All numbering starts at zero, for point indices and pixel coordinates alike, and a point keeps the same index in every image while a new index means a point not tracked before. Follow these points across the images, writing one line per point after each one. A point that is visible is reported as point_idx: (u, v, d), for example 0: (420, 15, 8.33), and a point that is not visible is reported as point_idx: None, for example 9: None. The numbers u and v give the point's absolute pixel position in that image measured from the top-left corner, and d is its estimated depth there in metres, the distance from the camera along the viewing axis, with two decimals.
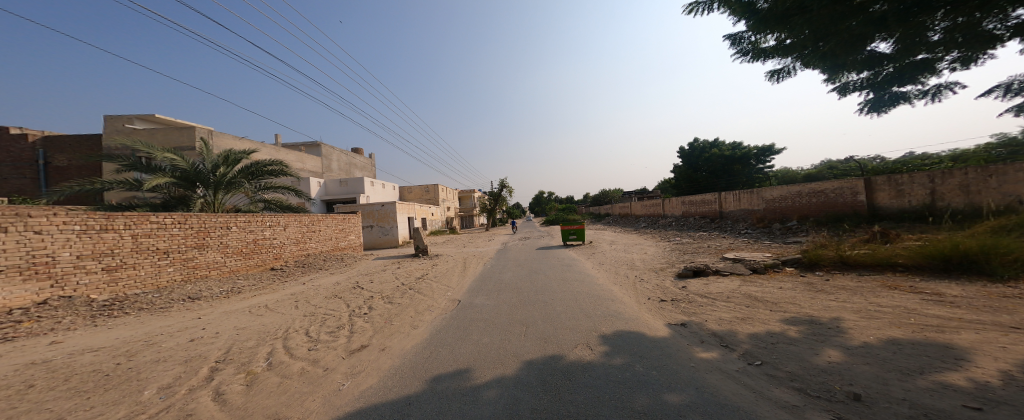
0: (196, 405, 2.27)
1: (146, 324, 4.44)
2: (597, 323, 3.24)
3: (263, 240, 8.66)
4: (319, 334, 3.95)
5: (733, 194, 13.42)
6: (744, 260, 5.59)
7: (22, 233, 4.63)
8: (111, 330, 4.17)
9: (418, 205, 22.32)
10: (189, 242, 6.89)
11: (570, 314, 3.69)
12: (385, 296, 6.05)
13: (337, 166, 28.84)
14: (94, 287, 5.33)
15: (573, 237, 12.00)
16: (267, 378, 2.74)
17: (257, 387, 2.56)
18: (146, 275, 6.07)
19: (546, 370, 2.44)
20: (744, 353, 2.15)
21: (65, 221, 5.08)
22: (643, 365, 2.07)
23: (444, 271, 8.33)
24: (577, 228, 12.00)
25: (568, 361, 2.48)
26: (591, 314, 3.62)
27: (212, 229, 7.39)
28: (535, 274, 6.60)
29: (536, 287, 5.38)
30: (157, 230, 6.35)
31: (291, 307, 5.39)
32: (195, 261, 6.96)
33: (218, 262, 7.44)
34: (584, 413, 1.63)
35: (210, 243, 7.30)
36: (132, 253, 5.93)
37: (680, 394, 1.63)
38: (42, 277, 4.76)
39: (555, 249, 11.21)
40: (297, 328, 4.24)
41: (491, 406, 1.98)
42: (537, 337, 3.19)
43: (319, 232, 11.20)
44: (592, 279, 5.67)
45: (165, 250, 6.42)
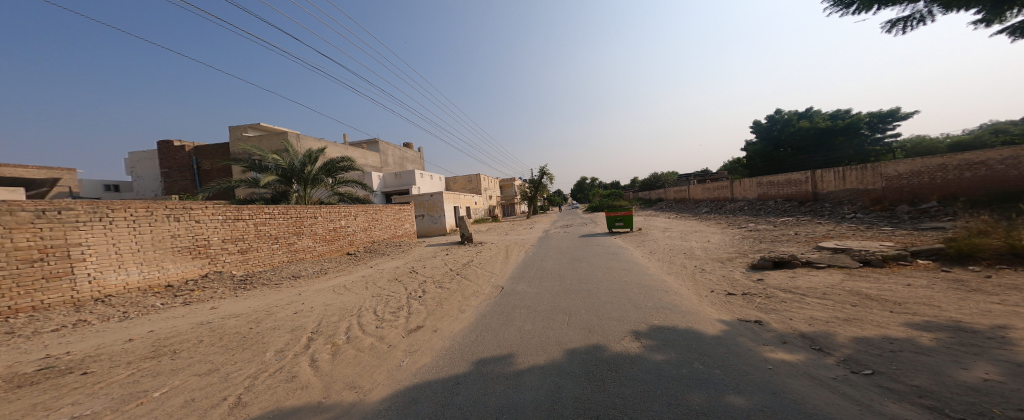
0: (299, 368, 2.62)
1: (266, 296, 5.18)
2: (647, 316, 3.10)
3: (340, 228, 9.52)
4: (384, 313, 4.28)
5: (836, 173, 11.92)
6: (852, 251, 4.92)
7: (187, 222, 5.73)
8: (245, 300, 4.98)
9: (463, 194, 22.95)
10: (290, 229, 7.78)
11: (617, 305, 3.59)
12: (435, 280, 6.38)
13: (393, 161, 30.70)
14: (234, 264, 6.42)
15: (621, 225, 11.54)
16: (347, 350, 3.04)
17: (340, 357, 2.86)
18: (266, 256, 7.07)
19: (590, 359, 2.41)
20: (844, 360, 1.91)
21: (212, 213, 6.13)
22: (702, 363, 1.94)
23: (488, 258, 8.52)
24: (624, 215, 11.54)
25: (613, 352, 2.42)
26: (641, 305, 3.47)
27: (306, 219, 8.30)
28: (578, 262, 6.50)
29: (579, 276, 5.32)
30: (270, 219, 7.26)
31: (363, 287, 5.92)
32: (296, 245, 7.89)
33: (311, 247, 8.34)
34: (633, 407, 1.58)
35: (305, 230, 8.18)
36: (256, 238, 6.92)
37: (748, 397, 1.51)
38: (202, 255, 5.90)
39: (599, 236, 10.96)
40: (367, 306, 4.64)
41: (534, 391, 2.00)
42: (580, 326, 3.15)
43: (381, 221, 12.03)
44: (642, 269, 5.45)
45: (276, 236, 7.35)
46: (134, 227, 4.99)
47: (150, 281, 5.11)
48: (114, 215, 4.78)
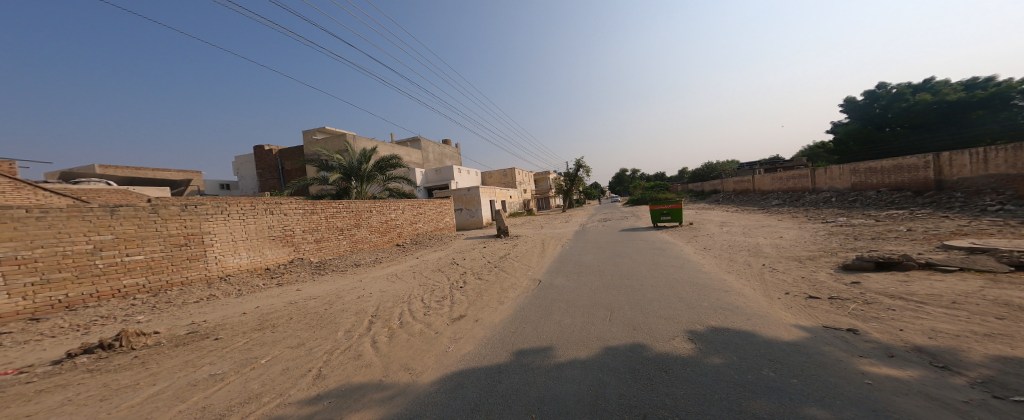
0: (363, 348, 2.95)
1: (336, 281, 6.07)
2: (703, 316, 2.92)
3: (390, 221, 10.39)
4: (431, 301, 4.53)
5: (970, 154, 9.55)
6: (997, 253, 4.01)
7: (278, 215, 6.91)
8: (322, 283, 5.91)
9: (499, 189, 23.23)
10: (352, 222, 8.92)
11: (664, 303, 3.42)
12: (475, 272, 6.58)
13: (434, 157, 32.03)
14: (312, 251, 7.64)
15: (666, 218, 10.95)
16: (401, 334, 3.28)
17: (396, 340, 3.10)
18: (334, 245, 8.28)
19: (635, 357, 2.32)
20: (978, 380, 1.59)
21: (295, 208, 7.30)
22: (772, 369, 1.78)
23: (524, 251, 8.52)
24: (671, 208, 10.88)
25: (658, 352, 2.32)
26: (694, 305, 3.27)
27: (365, 212, 9.41)
28: (619, 257, 6.29)
29: (621, 271, 5.14)
30: (337, 213, 8.44)
31: (410, 276, 6.34)
32: (356, 236, 9.01)
33: (368, 238, 9.46)
34: (686, 408, 1.49)
35: (363, 223, 9.28)
36: (327, 229, 8.11)
37: (832, 411, 1.36)
38: (289, 244, 7.11)
39: (642, 230, 10.52)
40: (415, 294, 4.96)
41: (575, 384, 1.97)
42: (623, 322, 3.06)
43: (425, 214, 12.68)
44: (695, 266, 5.13)
45: (341, 228, 8.53)
46: (244, 220, 6.20)
47: (255, 264, 6.36)
48: (232, 209, 5.98)
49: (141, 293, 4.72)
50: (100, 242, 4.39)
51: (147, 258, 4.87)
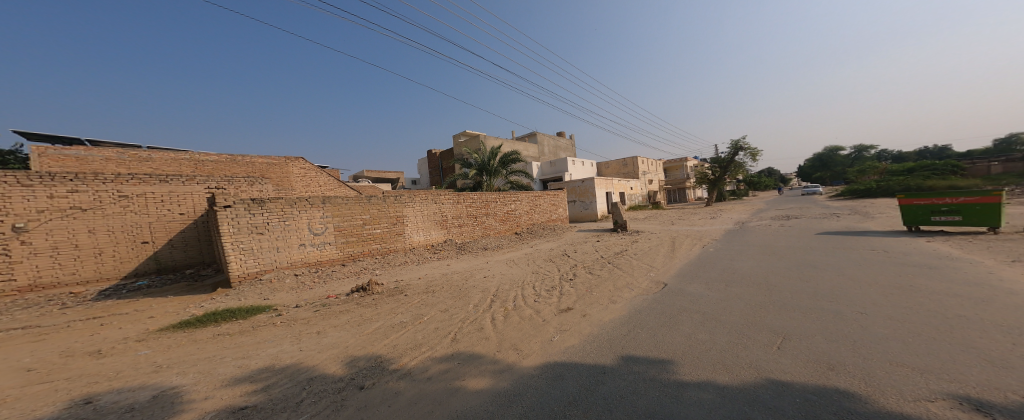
0: (485, 323, 3.80)
1: (472, 260, 9.10)
2: (995, 376, 1.80)
3: (509, 213, 13.68)
4: (542, 288, 5.01)
5: None
6: None
7: (439, 206, 11.21)
8: (462, 261, 9.13)
9: (616, 179, 21.98)
10: (480, 211, 12.67)
11: (884, 342, 2.35)
12: (586, 265, 6.27)
13: (549, 150, 32.66)
14: (455, 234, 11.71)
15: (939, 215, 7.03)
16: (514, 316, 3.89)
17: (510, 320, 3.74)
18: (470, 229, 12.28)
19: (822, 404, 1.65)
20: None
21: (445, 201, 11.45)
22: None
23: (647, 250, 7.58)
24: (959, 203, 6.78)
25: (872, 409, 1.58)
26: (961, 353, 2.10)
27: (489, 201, 13.32)
28: (781, 270, 4.85)
29: (789, 288, 3.91)
30: (470, 204, 12.23)
31: (524, 263, 7.36)
32: (483, 224, 12.68)
33: (492, 226, 13.07)
34: None
35: (488, 213, 12.97)
36: (466, 216, 12.04)
37: None
38: (443, 227, 11.32)
39: (820, 235, 8.02)
40: (529, 280, 5.68)
41: (703, 412, 1.64)
42: (800, 356, 2.25)
43: (539, 206, 15.82)
44: (944, 291, 3.39)
45: (473, 215, 12.37)
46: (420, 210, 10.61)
47: (428, 240, 10.74)
48: (414, 201, 10.33)
49: (377, 251, 9.39)
50: (366, 219, 9.14)
51: (380, 232, 9.52)
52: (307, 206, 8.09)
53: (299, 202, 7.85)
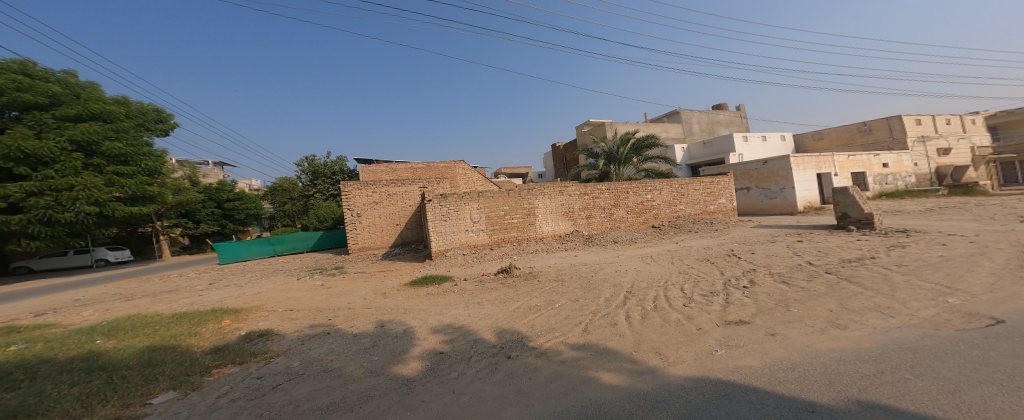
0: (616, 318, 5.42)
1: (601, 253, 11.99)
2: None
3: (646, 204, 16.09)
4: (694, 295, 6.04)
5: None
6: None
7: (571, 194, 15.22)
8: (592, 253, 12.17)
9: (840, 157, 18.03)
10: (610, 202, 15.61)
11: None
12: (776, 273, 6.78)
13: (699, 127, 31.33)
14: (585, 226, 15.38)
15: None
16: (653, 319, 5.16)
17: (648, 322, 5.03)
18: (602, 222, 15.56)
19: None
20: None
21: (574, 191, 15.22)
22: None
23: (916, 261, 6.45)
24: None
25: None
26: None
27: (621, 194, 15.80)
28: None
29: None
30: (600, 196, 15.51)
31: (672, 265, 8.80)
32: (615, 216, 15.71)
33: (624, 218, 15.80)
34: None
35: (619, 204, 15.74)
36: (596, 208, 15.49)
37: None
38: (570, 219, 15.23)
39: None
40: (674, 283, 7.09)
41: None
42: None
43: (688, 195, 16.71)
44: None
45: (603, 207, 15.54)
46: (549, 205, 14.93)
47: (556, 231, 15.01)
48: (542, 192, 14.77)
49: (520, 238, 14.54)
50: (515, 213, 14.51)
51: (518, 221, 14.54)
52: (469, 201, 14.04)
53: (483, 200, 14.09)
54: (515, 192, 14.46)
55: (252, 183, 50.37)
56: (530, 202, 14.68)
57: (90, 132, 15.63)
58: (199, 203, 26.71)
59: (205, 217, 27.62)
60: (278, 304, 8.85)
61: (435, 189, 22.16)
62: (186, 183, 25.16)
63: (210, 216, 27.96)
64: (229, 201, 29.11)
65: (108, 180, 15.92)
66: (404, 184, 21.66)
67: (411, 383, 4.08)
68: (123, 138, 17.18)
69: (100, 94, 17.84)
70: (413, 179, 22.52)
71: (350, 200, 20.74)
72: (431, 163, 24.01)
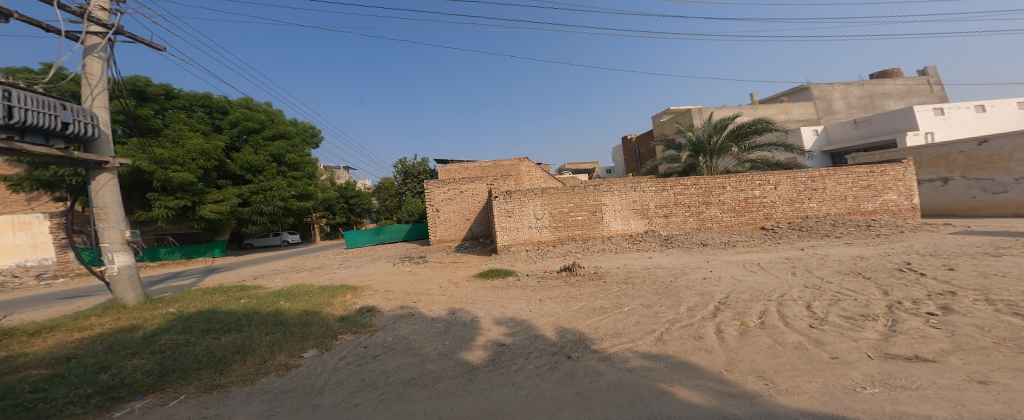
0: (706, 333, 4.88)
1: (684, 256, 11.11)
2: None
3: (753, 200, 13.97)
4: (831, 316, 4.91)
5: None
6: None
7: (650, 190, 14.18)
8: (670, 256, 11.39)
9: None
10: (700, 199, 14.09)
11: None
12: (989, 298, 4.91)
13: (840, 106, 27.17)
14: (664, 225, 14.22)
15: None
16: (760, 340, 4.39)
17: (752, 342, 4.32)
18: (685, 221, 14.16)
19: None
20: None
21: (651, 186, 14.16)
22: None
23: None
24: None
25: None
26: None
27: (714, 189, 14.07)
28: None
29: None
30: (684, 191, 14.11)
31: (800, 277, 7.45)
32: (704, 214, 14.11)
33: (718, 217, 14.08)
34: None
35: (712, 201, 14.07)
36: (679, 205, 14.16)
37: None
38: (646, 217, 14.26)
39: None
40: (796, 299, 6.00)
41: None
42: None
43: (826, 190, 13.89)
44: None
45: (689, 205, 14.13)
46: (619, 201, 14.15)
47: (627, 230, 14.20)
48: (613, 187, 14.02)
49: (593, 236, 14.19)
50: (588, 209, 14.17)
51: (587, 218, 14.18)
52: (533, 198, 14.28)
53: (567, 196, 14.14)
54: (580, 189, 14.10)
55: (365, 182, 61.69)
56: (605, 198, 14.13)
57: (281, 149, 24.45)
58: (337, 199, 34.16)
59: (340, 210, 34.52)
60: (374, 291, 10.73)
61: (501, 186, 22.84)
62: (330, 183, 32.51)
63: (342, 209, 34.80)
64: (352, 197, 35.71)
65: (289, 183, 24.51)
66: (474, 182, 22.87)
67: (475, 371, 4.42)
68: (296, 152, 25.93)
69: (284, 119, 26.58)
70: (480, 177, 23.69)
71: (429, 196, 22.79)
72: (498, 162, 24.68)
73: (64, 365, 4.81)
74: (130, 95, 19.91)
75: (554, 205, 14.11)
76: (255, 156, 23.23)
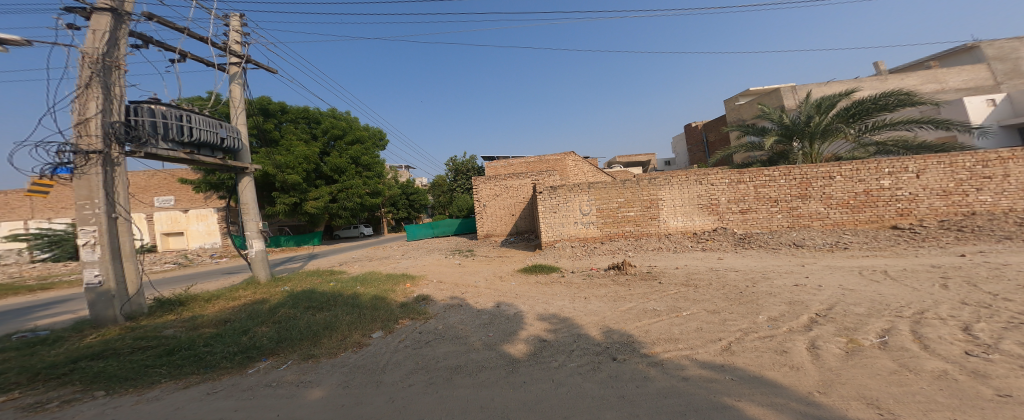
0: (796, 350, 4.16)
1: (763, 259, 9.83)
2: None
3: (878, 192, 11.42)
4: (974, 337, 3.85)
5: None
6: None
7: (722, 183, 12.78)
8: (744, 258, 10.19)
9: None
10: (795, 193, 12.14)
11: None
12: None
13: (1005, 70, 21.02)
14: (738, 223, 12.69)
15: None
16: (869, 360, 3.59)
17: (855, 362, 3.59)
18: (765, 219, 12.46)
19: None
20: None
21: (722, 178, 12.75)
22: None
23: None
24: None
25: None
26: None
27: (814, 179, 11.98)
28: None
29: None
30: (766, 182, 12.40)
31: (933, 289, 6.01)
32: (799, 211, 12.15)
33: (821, 213, 11.95)
34: None
35: (812, 194, 11.99)
36: (758, 200, 12.50)
37: None
38: (715, 213, 12.91)
39: None
40: (932, 316, 4.78)
41: None
42: None
43: (1001, 183, 10.99)
44: None
45: (776, 199, 12.32)
46: (677, 196, 13.13)
47: (689, 228, 13.11)
48: (672, 180, 13.05)
49: (651, 235, 13.38)
50: (646, 205, 13.37)
51: (643, 214, 13.41)
52: (580, 193, 13.97)
53: (631, 188, 13.46)
54: (633, 183, 13.39)
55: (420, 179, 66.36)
56: (664, 193, 13.19)
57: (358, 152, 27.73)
58: (401, 195, 37.28)
59: (402, 206, 37.84)
60: (429, 281, 11.79)
61: (546, 182, 22.68)
62: (395, 181, 35.90)
63: (404, 204, 37.99)
64: (412, 194, 38.91)
65: (365, 182, 27.98)
66: (519, 178, 23.17)
67: (517, 364, 4.63)
68: (370, 154, 29.12)
69: (360, 125, 29.88)
70: (525, 173, 23.89)
71: (478, 193, 23.62)
72: (542, 157, 24.55)
73: (220, 327, 6.53)
74: (257, 112, 24.97)
75: (606, 200, 13.65)
76: (340, 159, 26.68)
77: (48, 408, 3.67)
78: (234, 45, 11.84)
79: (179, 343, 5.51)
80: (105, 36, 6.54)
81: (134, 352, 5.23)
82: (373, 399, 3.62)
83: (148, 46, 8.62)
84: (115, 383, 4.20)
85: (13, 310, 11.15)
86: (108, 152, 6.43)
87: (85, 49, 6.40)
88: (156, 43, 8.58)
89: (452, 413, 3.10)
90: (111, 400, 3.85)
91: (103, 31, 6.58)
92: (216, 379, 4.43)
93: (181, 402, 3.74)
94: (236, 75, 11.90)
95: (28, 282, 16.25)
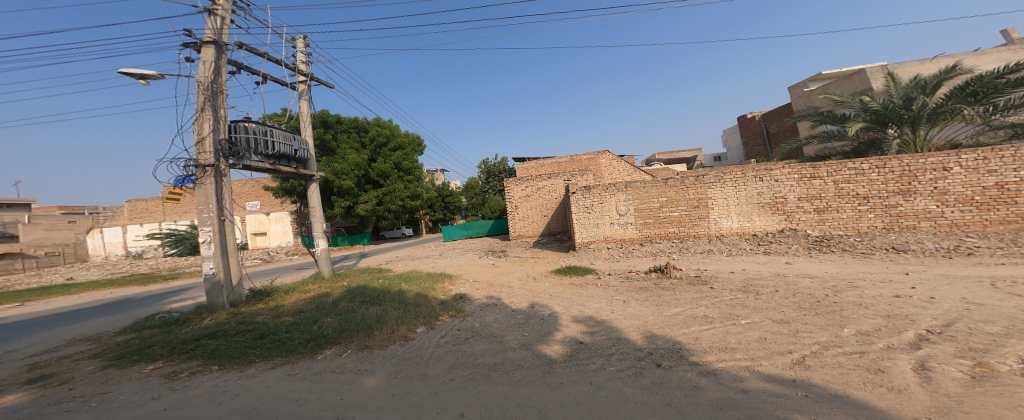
0: (894, 363, 3.40)
1: (847, 264, 8.40)
2: None
3: (1012, 185, 9.30)
4: None
5: None
6: None
7: (790, 179, 11.25)
8: (820, 263, 8.80)
9: None
10: (894, 188, 10.19)
11: None
12: None
13: None
14: (812, 223, 11.06)
15: None
16: (992, 379, 2.80)
17: (976, 380, 2.81)
18: (849, 219, 10.67)
19: None
20: None
21: (790, 173, 11.22)
22: None
23: None
24: None
25: None
26: None
27: (919, 171, 9.97)
28: None
29: None
30: (846, 177, 10.65)
31: None
32: (898, 210, 10.20)
33: (931, 211, 9.91)
34: None
35: (916, 190, 9.99)
36: (838, 197, 10.75)
37: None
38: (780, 212, 11.41)
39: None
40: None
41: None
42: None
43: None
44: None
45: (866, 196, 10.47)
46: (731, 194, 11.85)
47: (747, 229, 11.77)
48: (725, 178, 11.83)
49: (702, 236, 12.23)
50: (696, 204, 12.28)
51: (691, 214, 12.35)
52: (616, 193, 13.33)
53: (676, 189, 12.50)
54: (677, 181, 12.45)
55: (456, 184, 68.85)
56: (716, 191, 12.01)
57: (401, 158, 29.55)
58: (437, 198, 38.91)
59: (439, 208, 39.45)
60: (466, 280, 12.09)
61: (579, 182, 22.00)
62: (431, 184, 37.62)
63: (441, 206, 39.51)
64: (449, 196, 40.38)
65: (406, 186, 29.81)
66: (551, 179, 22.84)
67: (553, 364, 4.42)
68: (411, 159, 30.89)
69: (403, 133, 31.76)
70: (557, 173, 23.53)
71: (509, 195, 23.73)
72: (575, 157, 24.14)
73: (296, 316, 7.33)
74: (320, 125, 27.77)
75: (646, 199, 12.84)
76: (385, 164, 28.73)
77: (182, 377, 4.48)
78: (301, 65, 13.33)
79: (268, 328, 6.33)
80: (212, 66, 8.00)
81: (237, 334, 6.13)
82: (419, 390, 3.70)
83: (240, 71, 10.07)
84: (225, 360, 4.97)
85: (154, 294, 13.79)
86: (218, 165, 7.75)
87: (199, 78, 7.83)
88: (245, 68, 10.00)
89: (492, 409, 3.02)
90: (223, 374, 4.58)
91: (210, 62, 8.05)
92: (295, 362, 4.97)
93: (270, 380, 4.25)
94: (303, 92, 13.38)
95: (161, 271, 20.20)
